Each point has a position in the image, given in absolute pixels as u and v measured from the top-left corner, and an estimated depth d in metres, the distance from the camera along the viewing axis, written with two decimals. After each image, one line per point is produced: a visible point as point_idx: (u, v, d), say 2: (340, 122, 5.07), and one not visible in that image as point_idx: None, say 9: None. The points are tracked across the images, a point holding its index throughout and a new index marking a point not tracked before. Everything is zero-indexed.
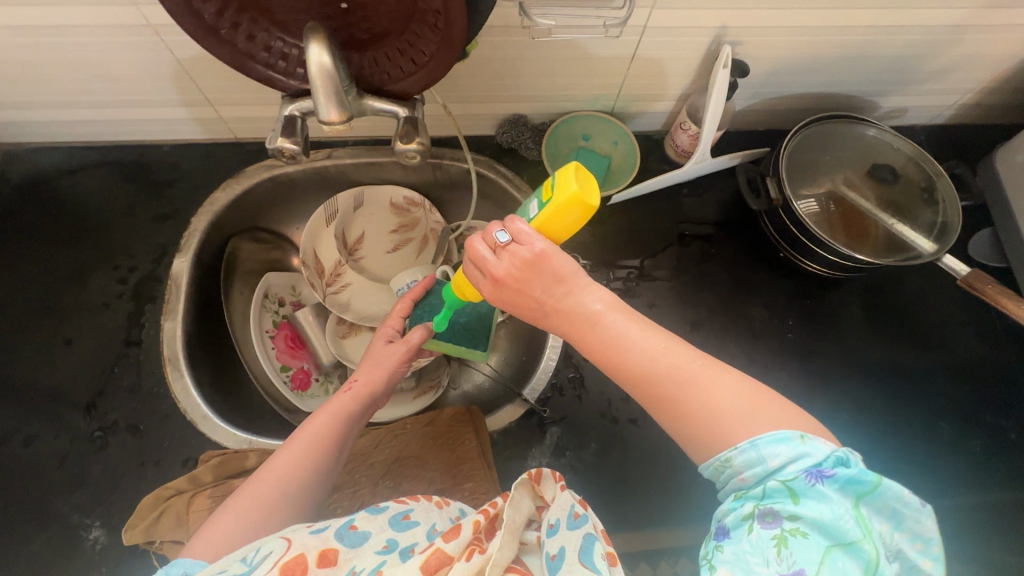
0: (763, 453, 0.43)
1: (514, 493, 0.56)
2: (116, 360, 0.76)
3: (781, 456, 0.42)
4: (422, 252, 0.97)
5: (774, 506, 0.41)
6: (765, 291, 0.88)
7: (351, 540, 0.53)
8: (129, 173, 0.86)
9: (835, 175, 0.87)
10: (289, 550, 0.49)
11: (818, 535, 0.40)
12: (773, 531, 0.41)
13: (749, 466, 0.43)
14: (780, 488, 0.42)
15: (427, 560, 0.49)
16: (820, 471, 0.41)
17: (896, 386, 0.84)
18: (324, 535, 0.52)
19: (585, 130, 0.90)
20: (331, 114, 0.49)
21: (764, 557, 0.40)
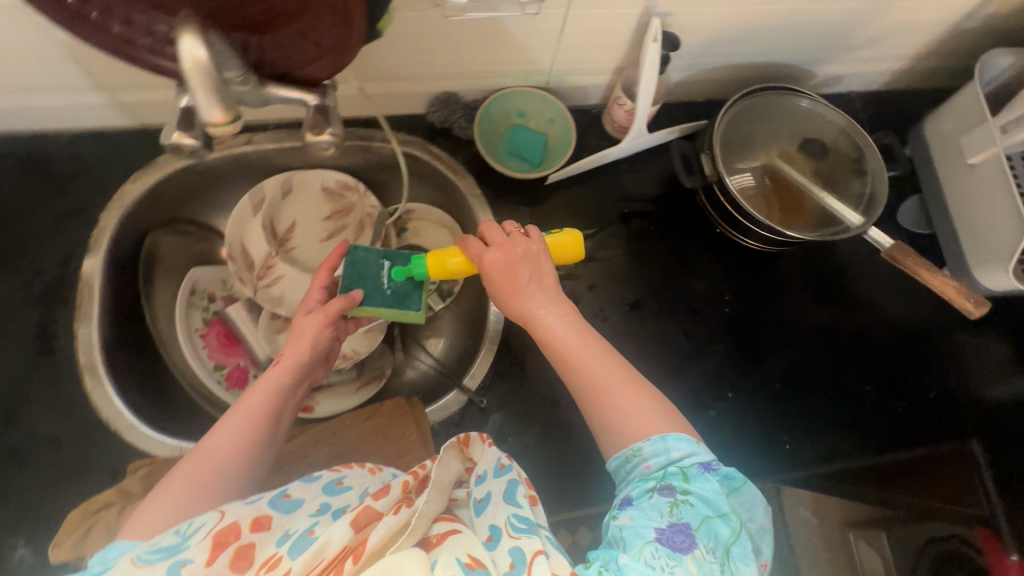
0: (668, 445, 0.50)
1: (442, 455, 0.58)
2: (28, 371, 0.72)
3: (682, 450, 0.50)
4: (359, 237, 0.93)
5: (670, 480, 0.49)
6: (704, 266, 0.88)
7: (285, 508, 0.53)
8: (25, 167, 0.79)
9: (771, 148, 0.87)
10: (222, 519, 0.49)
11: (701, 507, 0.47)
12: (668, 497, 0.47)
13: (656, 455, 0.50)
14: (676, 468, 0.49)
15: (357, 516, 0.48)
16: (705, 461, 0.50)
17: (826, 353, 0.87)
18: (258, 503, 0.52)
19: (518, 107, 0.86)
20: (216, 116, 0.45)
21: (659, 512, 0.47)
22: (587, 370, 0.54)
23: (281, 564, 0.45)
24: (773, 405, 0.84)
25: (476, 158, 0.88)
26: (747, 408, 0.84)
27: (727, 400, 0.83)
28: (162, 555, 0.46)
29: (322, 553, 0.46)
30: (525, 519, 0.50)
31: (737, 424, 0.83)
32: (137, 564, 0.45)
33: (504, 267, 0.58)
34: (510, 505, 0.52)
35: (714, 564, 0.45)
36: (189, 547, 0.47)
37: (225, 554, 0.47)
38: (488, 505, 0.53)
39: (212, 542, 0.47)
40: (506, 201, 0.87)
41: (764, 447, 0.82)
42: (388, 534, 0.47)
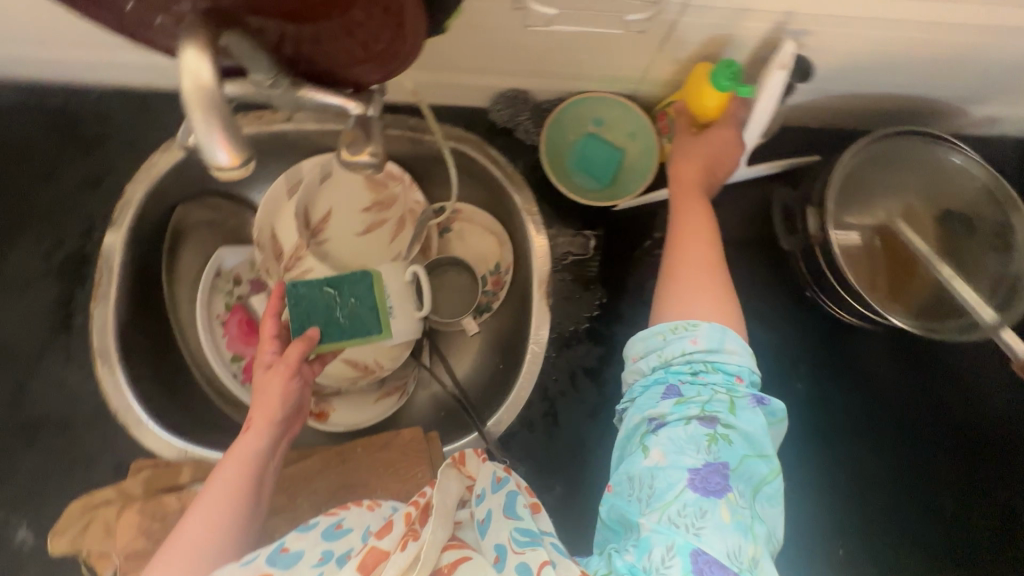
0: (724, 342, 0.47)
1: (440, 476, 0.49)
2: (42, 347, 0.69)
3: (734, 351, 0.46)
4: (398, 235, 0.85)
5: (713, 410, 0.44)
6: (781, 329, 0.76)
7: (285, 562, 0.45)
8: (53, 123, 0.73)
9: (893, 205, 0.71)
10: None
11: (740, 446, 0.43)
12: (708, 429, 0.44)
13: (708, 339, 0.46)
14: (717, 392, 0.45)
15: (364, 559, 0.41)
16: (752, 393, 0.46)
17: (906, 451, 0.75)
18: (255, 564, 0.44)
19: (596, 114, 0.73)
20: (226, 160, 0.34)
21: (694, 446, 0.43)
22: (681, 309, 0.50)
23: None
24: (833, 502, 0.73)
25: (538, 168, 0.77)
26: (803, 501, 0.73)
27: (781, 487, 0.73)
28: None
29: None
30: (528, 531, 0.45)
31: (789, 515, 0.73)
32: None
33: (699, 159, 0.61)
34: (510, 518, 0.47)
35: (745, 509, 0.41)
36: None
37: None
38: (490, 522, 0.47)
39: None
40: (567, 222, 0.76)
41: (815, 547, 0.72)
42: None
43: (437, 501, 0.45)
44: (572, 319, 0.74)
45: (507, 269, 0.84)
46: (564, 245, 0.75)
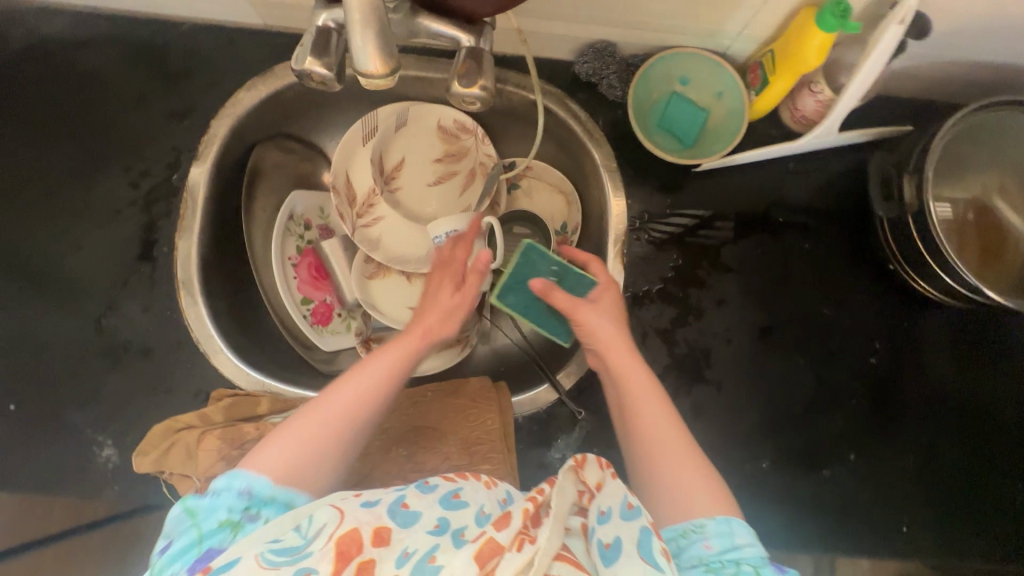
0: (732, 529, 0.48)
1: (559, 478, 0.49)
2: (127, 275, 0.70)
3: (745, 536, 0.48)
4: (466, 188, 0.84)
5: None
6: (858, 303, 0.74)
7: (403, 518, 0.48)
8: (141, 54, 0.73)
9: (991, 180, 0.69)
10: (342, 522, 0.45)
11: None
12: None
13: (716, 534, 0.47)
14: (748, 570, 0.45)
15: (480, 549, 0.43)
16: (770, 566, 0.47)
17: (978, 437, 0.73)
18: (377, 509, 0.48)
19: (682, 71, 0.72)
20: (373, 67, 0.37)
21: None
22: (631, 400, 0.57)
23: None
24: (903, 481, 0.71)
25: (618, 125, 0.75)
26: (869, 478, 0.71)
27: (849, 462, 0.71)
28: (286, 557, 0.42)
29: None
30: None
31: (857, 492, 0.70)
32: (261, 563, 0.42)
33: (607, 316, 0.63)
34: (648, 563, 0.43)
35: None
36: (311, 552, 0.43)
37: (348, 569, 0.42)
38: (619, 556, 0.44)
39: (336, 552, 0.43)
40: (643, 183, 0.75)
41: (880, 526, 0.70)
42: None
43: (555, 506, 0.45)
44: (644, 279, 0.73)
45: (575, 229, 0.84)
46: (639, 205, 0.75)
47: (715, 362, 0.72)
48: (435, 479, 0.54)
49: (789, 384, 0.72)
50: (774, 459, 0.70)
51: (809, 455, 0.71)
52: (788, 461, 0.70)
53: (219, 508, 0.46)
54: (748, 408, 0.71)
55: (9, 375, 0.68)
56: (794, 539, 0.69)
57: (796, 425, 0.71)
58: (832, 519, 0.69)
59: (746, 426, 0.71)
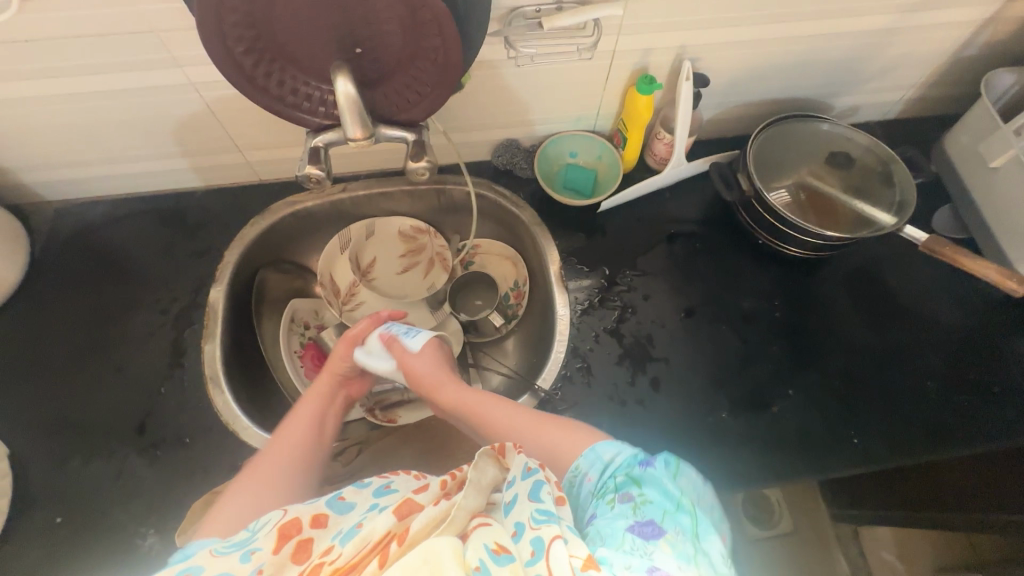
0: (600, 452, 0.62)
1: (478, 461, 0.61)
2: (161, 383, 0.83)
3: (611, 450, 0.62)
4: (428, 274, 1.05)
5: (624, 487, 0.57)
6: (751, 277, 0.95)
7: (340, 508, 0.59)
8: (166, 218, 0.96)
9: (801, 167, 0.96)
10: (284, 515, 0.56)
11: (660, 501, 0.56)
12: (629, 501, 0.56)
13: (592, 465, 0.62)
14: (621, 475, 0.59)
15: (400, 507, 0.54)
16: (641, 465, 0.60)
17: (881, 355, 0.90)
18: (316, 503, 0.59)
19: (569, 150, 1.01)
20: (356, 131, 0.61)
21: (624, 517, 0.54)
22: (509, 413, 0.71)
23: (333, 551, 0.51)
24: (838, 403, 0.85)
25: (535, 193, 1.00)
26: (812, 403, 0.85)
27: (790, 396, 0.85)
28: (235, 547, 0.54)
29: (369, 538, 0.51)
30: (545, 510, 0.52)
31: (805, 419, 0.83)
32: (214, 554, 0.53)
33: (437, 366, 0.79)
34: (533, 501, 0.53)
35: (685, 543, 0.52)
36: (257, 539, 0.54)
37: (288, 545, 0.54)
38: (514, 504, 0.54)
39: (277, 533, 0.54)
40: (564, 228, 0.98)
41: (833, 443, 0.82)
42: (428, 522, 0.52)
43: (470, 475, 0.57)
44: (585, 294, 0.92)
45: (525, 280, 1.02)
46: (566, 244, 0.97)
47: (658, 343, 0.88)
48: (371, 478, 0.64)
49: (721, 346, 0.88)
50: (730, 408, 0.84)
51: (756, 399, 0.85)
52: (740, 408, 0.84)
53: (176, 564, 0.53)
54: (696, 372, 0.86)
55: (58, 489, 0.76)
56: (768, 471, 0.80)
57: (737, 376, 0.86)
58: (791, 446, 0.81)
59: (698, 386, 0.85)
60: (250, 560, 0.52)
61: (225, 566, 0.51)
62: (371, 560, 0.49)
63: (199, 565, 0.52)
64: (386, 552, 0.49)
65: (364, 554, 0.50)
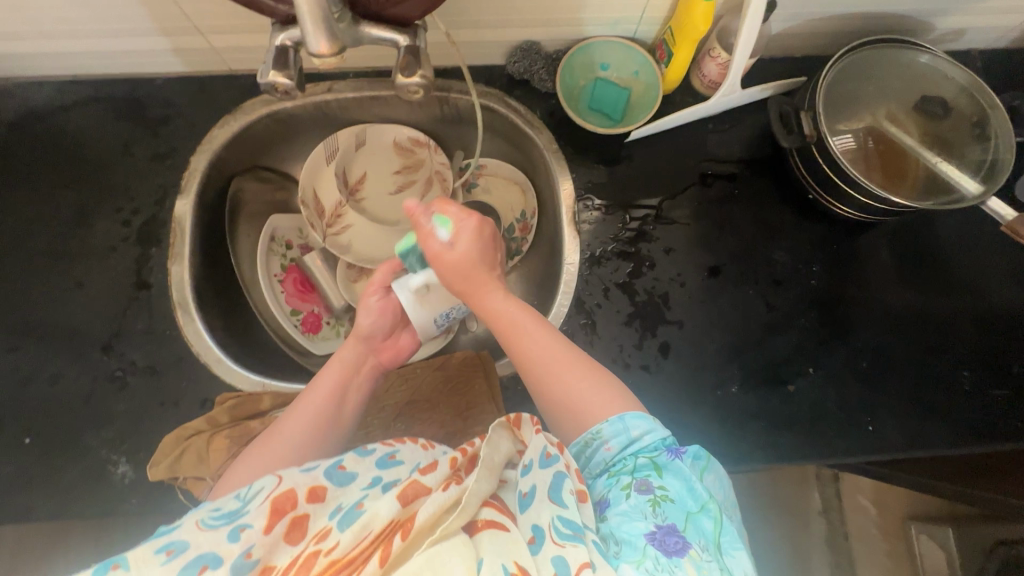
0: (627, 424, 0.56)
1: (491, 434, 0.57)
2: (126, 304, 0.77)
3: (639, 427, 0.56)
4: (426, 194, 0.92)
5: (645, 476, 0.52)
6: (790, 236, 0.83)
7: (339, 479, 0.53)
8: (122, 109, 0.82)
9: (878, 106, 0.80)
10: (279, 484, 0.51)
11: (681, 499, 0.51)
12: (648, 495, 0.51)
13: (615, 436, 0.56)
14: (645, 459, 0.54)
15: (404, 491, 0.48)
16: (669, 451, 0.55)
17: (919, 336, 0.81)
18: (314, 473, 0.53)
19: (602, 59, 0.83)
20: (321, 47, 0.49)
21: (642, 514, 0.50)
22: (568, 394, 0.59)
23: (330, 537, 0.46)
24: (859, 385, 0.78)
25: (554, 112, 0.85)
26: (832, 383, 0.78)
27: (809, 375, 0.78)
28: (223, 519, 0.49)
29: (369, 526, 0.46)
30: (570, 522, 0.48)
31: (821, 400, 0.77)
32: (201, 527, 0.48)
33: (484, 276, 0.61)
34: (554, 504, 0.50)
35: (711, 561, 0.46)
36: (247, 511, 0.49)
37: (280, 523, 0.48)
38: (533, 501, 0.50)
39: (270, 509, 0.48)
40: (583, 158, 0.84)
41: (847, 427, 0.76)
42: (437, 511, 0.47)
43: (484, 455, 0.52)
44: (597, 240, 0.81)
45: (533, 212, 0.91)
46: (584, 178, 0.84)
47: (673, 304, 0.79)
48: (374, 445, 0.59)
49: (743, 313, 0.79)
50: (742, 382, 0.77)
51: (771, 374, 0.78)
52: (752, 382, 0.77)
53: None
54: (713, 340, 0.78)
55: (25, 409, 0.73)
56: (771, 453, 0.75)
57: (755, 348, 0.78)
58: (800, 427, 0.76)
59: (711, 355, 0.78)
60: (239, 539, 0.46)
61: (213, 544, 0.46)
62: (372, 555, 0.45)
63: (185, 539, 0.47)
64: (389, 547, 0.45)
65: (364, 548, 0.45)
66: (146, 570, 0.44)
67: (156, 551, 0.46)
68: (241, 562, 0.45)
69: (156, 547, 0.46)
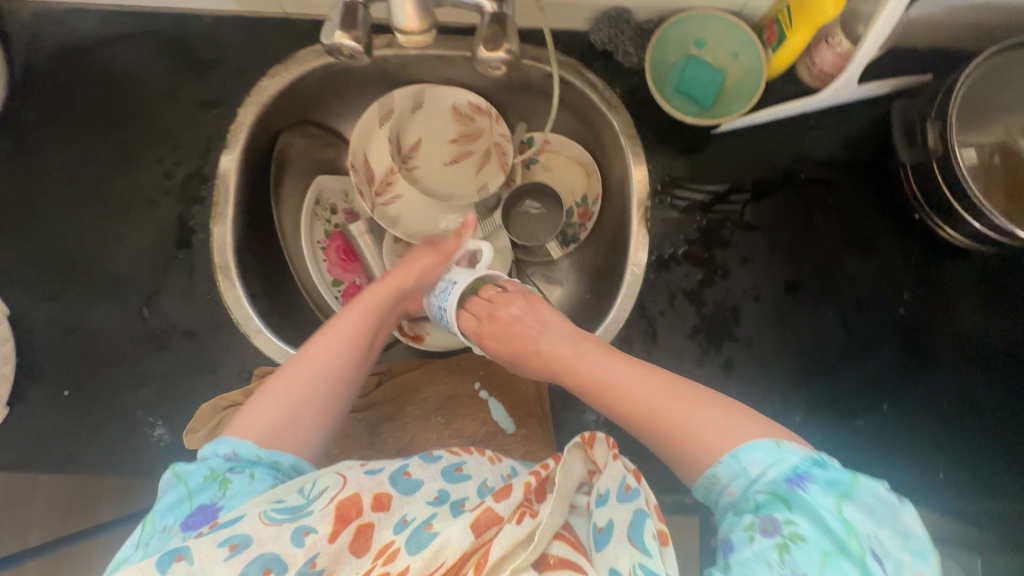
0: (743, 462, 0.42)
1: (565, 455, 0.54)
2: (168, 262, 0.73)
3: (759, 460, 0.42)
4: (483, 168, 0.85)
5: (770, 512, 0.40)
6: (884, 257, 0.74)
7: (404, 487, 0.53)
8: (168, 48, 0.76)
9: (1014, 117, 0.68)
10: (344, 488, 0.50)
11: (817, 540, 0.38)
12: (772, 536, 0.39)
13: (733, 478, 0.43)
14: (766, 493, 0.41)
15: (478, 519, 0.46)
16: (807, 473, 0.41)
17: (1014, 383, 0.73)
18: (378, 478, 0.53)
19: (699, 34, 0.73)
20: (409, 24, 0.46)
21: (768, 565, 0.38)
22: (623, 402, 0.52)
23: (398, 559, 0.45)
24: (934, 427, 0.72)
25: (635, 92, 0.76)
26: (905, 422, 0.72)
27: (881, 413, 0.72)
28: (287, 515, 0.47)
29: (441, 556, 0.45)
30: (653, 573, 0.44)
31: (890, 439, 0.71)
32: (265, 520, 0.46)
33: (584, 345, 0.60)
34: (636, 547, 0.46)
35: None
36: (312, 511, 0.48)
37: (346, 531, 0.47)
38: (609, 539, 0.48)
39: (335, 516, 0.47)
40: (663, 147, 0.76)
41: (914, 472, 0.71)
42: (510, 546, 0.44)
43: (560, 482, 0.49)
44: (667, 240, 0.74)
45: (597, 199, 0.83)
46: (660, 169, 0.76)
47: (743, 320, 0.73)
48: (439, 453, 0.59)
49: (820, 338, 0.73)
50: (807, 412, 0.71)
51: (840, 406, 0.72)
52: (818, 413, 0.72)
53: (203, 467, 0.51)
54: (780, 363, 0.72)
55: (64, 360, 0.71)
56: None
57: (826, 377, 0.72)
58: (863, 465, 0.71)
59: (777, 380, 0.72)
60: (304, 545, 0.45)
61: (274, 543, 0.45)
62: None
63: (248, 533, 0.45)
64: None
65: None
66: (207, 566, 0.42)
67: (219, 544, 0.44)
68: (306, 572, 0.44)
69: (218, 538, 0.44)
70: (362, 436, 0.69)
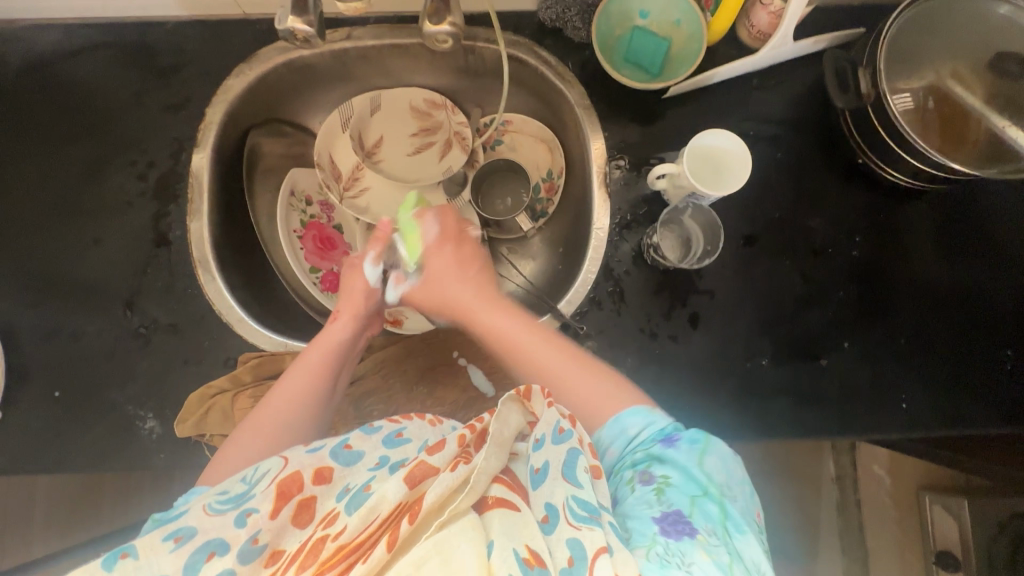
0: (621, 427, 0.55)
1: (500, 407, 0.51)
2: (146, 261, 0.76)
3: (635, 425, 0.55)
4: (445, 157, 0.88)
5: (648, 467, 0.51)
6: (835, 204, 0.78)
7: (346, 458, 0.50)
8: (132, 56, 0.79)
9: (944, 62, 0.72)
10: (285, 467, 0.48)
11: (685, 486, 0.49)
12: (652, 485, 0.50)
13: (614, 440, 0.55)
14: (642, 451, 0.53)
15: (412, 472, 0.44)
16: (671, 435, 0.53)
17: (963, 314, 0.77)
18: (319, 453, 0.50)
19: (641, 6, 0.77)
20: None
21: (648, 505, 0.49)
22: None
23: (338, 521, 0.43)
24: (895, 360, 0.76)
25: (586, 65, 0.79)
26: (868, 360, 0.75)
27: (842, 351, 0.75)
28: (231, 503, 0.46)
29: (377, 509, 0.42)
30: (585, 504, 0.45)
31: (854, 375, 0.75)
32: (209, 512, 0.45)
33: None
34: (569, 482, 0.47)
35: (719, 547, 0.45)
36: (254, 495, 0.46)
37: (288, 507, 0.45)
38: (545, 478, 0.48)
39: (276, 492, 0.46)
40: (617, 115, 0.79)
41: (879, 403, 0.75)
42: (446, 493, 0.42)
43: (493, 430, 0.47)
44: (628, 203, 0.78)
45: (561, 172, 0.86)
46: (616, 137, 0.79)
47: (706, 273, 0.76)
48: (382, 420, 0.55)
49: (779, 284, 0.76)
50: (772, 355, 0.75)
51: (804, 349, 0.75)
52: (783, 356, 0.75)
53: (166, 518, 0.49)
54: (743, 314, 0.75)
55: (51, 363, 0.73)
56: (797, 427, 0.74)
57: (787, 320, 0.75)
58: (831, 403, 0.74)
59: (742, 327, 0.75)
60: (245, 524, 0.44)
61: (220, 530, 0.43)
62: (379, 539, 0.41)
63: (193, 526, 0.44)
64: (396, 531, 0.41)
65: (372, 532, 0.41)
66: (155, 561, 0.41)
67: (164, 538, 0.43)
68: (248, 548, 0.42)
69: (163, 533, 0.43)
70: (348, 410, 0.72)
